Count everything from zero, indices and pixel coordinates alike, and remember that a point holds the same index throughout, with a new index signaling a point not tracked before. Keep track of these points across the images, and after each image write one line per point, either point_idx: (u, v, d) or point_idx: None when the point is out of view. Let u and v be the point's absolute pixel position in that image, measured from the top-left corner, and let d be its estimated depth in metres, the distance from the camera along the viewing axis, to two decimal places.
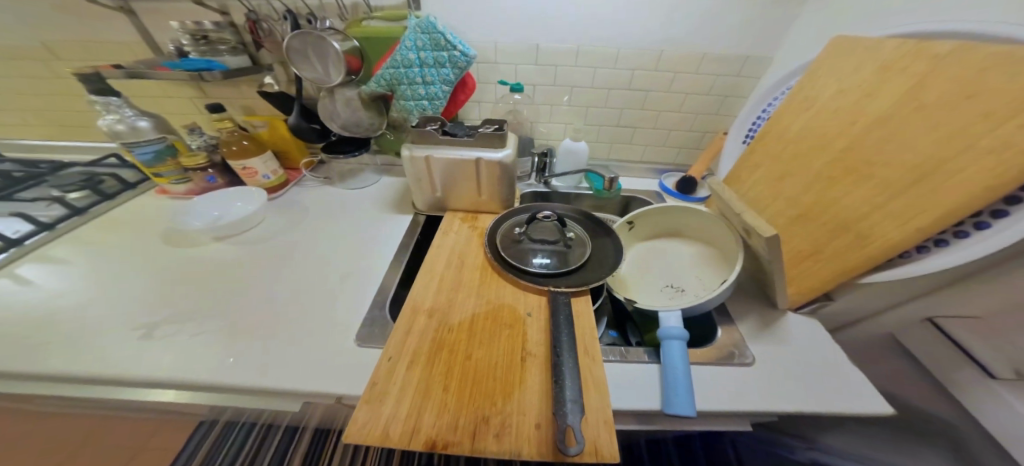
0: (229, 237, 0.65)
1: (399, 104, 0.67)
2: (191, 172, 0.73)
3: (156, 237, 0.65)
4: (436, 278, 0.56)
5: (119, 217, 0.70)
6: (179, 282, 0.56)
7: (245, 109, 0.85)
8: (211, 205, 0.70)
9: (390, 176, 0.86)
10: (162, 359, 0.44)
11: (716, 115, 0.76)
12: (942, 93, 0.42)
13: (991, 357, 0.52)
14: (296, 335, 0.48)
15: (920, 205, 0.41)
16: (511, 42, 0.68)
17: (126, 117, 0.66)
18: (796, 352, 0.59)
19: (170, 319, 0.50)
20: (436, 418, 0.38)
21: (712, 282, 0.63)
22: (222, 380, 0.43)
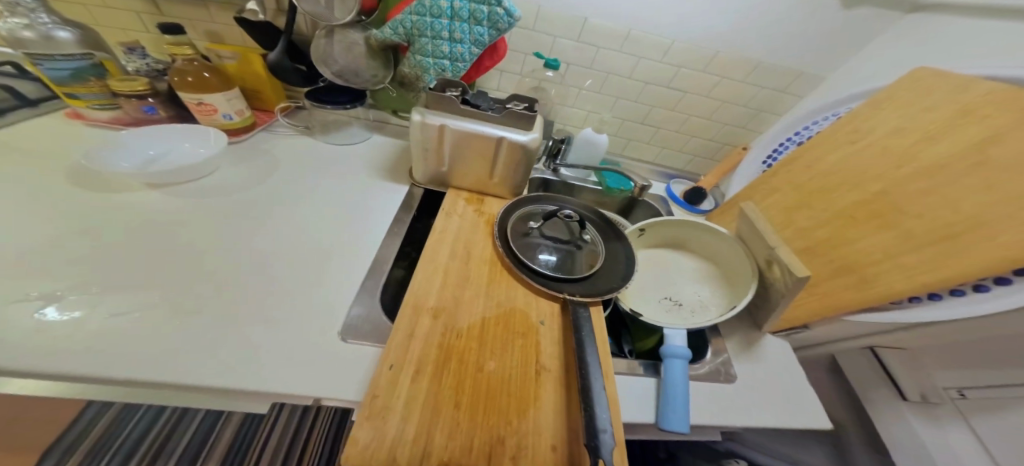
0: (172, 184, 0.52)
1: (413, 58, 0.57)
2: (120, 98, 0.55)
3: (65, 175, 0.49)
4: (440, 271, 0.49)
5: (10, 142, 0.52)
6: (94, 237, 0.43)
7: (211, 37, 0.67)
8: (148, 140, 0.55)
9: (382, 135, 0.72)
10: (65, 347, 0.33)
11: (744, 128, 0.74)
12: (1013, 152, 0.40)
13: (905, 382, 0.59)
14: (262, 325, 0.39)
15: (953, 260, 0.42)
16: (558, 9, 0.59)
17: (38, 23, 0.50)
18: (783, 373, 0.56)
19: (79, 289, 0.37)
20: (446, 439, 0.33)
21: (716, 302, 0.61)
22: (158, 381, 0.32)
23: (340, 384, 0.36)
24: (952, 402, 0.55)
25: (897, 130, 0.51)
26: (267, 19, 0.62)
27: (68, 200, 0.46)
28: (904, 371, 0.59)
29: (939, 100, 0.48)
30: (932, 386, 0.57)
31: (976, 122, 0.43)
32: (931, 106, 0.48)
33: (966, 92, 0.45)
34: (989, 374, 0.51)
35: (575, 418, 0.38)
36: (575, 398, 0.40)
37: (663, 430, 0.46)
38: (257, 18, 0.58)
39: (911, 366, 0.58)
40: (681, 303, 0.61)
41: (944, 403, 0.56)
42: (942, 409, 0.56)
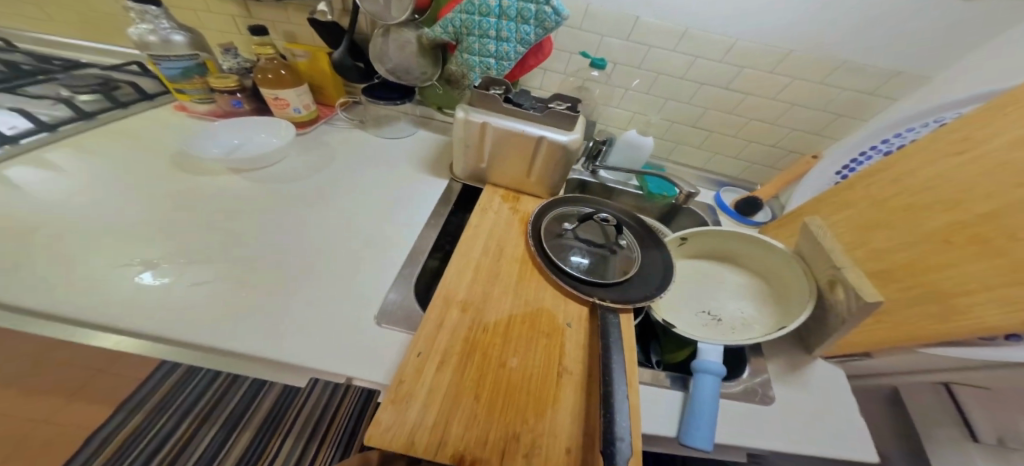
0: (249, 171, 0.59)
1: (461, 57, 0.59)
2: (216, 92, 0.65)
3: (171, 161, 0.59)
4: (472, 265, 0.50)
5: (133, 132, 0.63)
6: (185, 216, 0.50)
7: (287, 36, 0.75)
8: (234, 131, 0.63)
9: (427, 130, 0.76)
10: (161, 307, 0.39)
11: (815, 134, 0.66)
12: None
13: (980, 420, 0.54)
14: (310, 302, 0.43)
15: None
16: (607, 6, 0.57)
17: (160, 29, 0.60)
18: (843, 409, 0.49)
19: (171, 261, 0.44)
20: (464, 428, 0.35)
21: (761, 322, 0.56)
22: (224, 344, 0.38)
23: (374, 362, 0.39)
24: None
25: None
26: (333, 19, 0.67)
27: (172, 183, 0.55)
28: (980, 408, 0.54)
29: None
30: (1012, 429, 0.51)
31: None
32: None
33: None
34: None
35: (592, 424, 0.38)
36: (594, 404, 0.39)
37: (684, 445, 0.43)
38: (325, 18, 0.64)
39: (985, 406, 0.54)
40: (722, 320, 0.57)
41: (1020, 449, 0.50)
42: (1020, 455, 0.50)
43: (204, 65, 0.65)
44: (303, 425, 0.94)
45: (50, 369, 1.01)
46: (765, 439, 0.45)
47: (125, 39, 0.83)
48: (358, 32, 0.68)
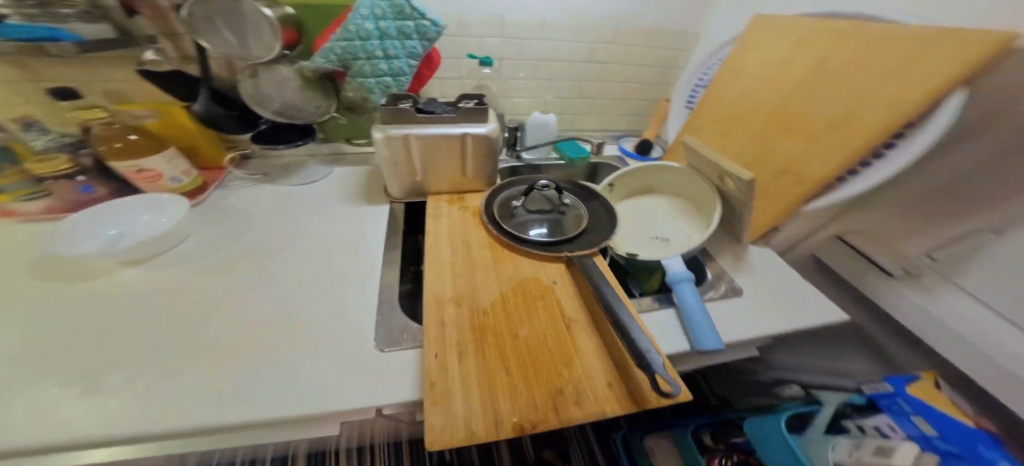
0: (147, 258, 0.48)
1: (354, 82, 0.59)
2: (47, 182, 0.51)
3: (21, 271, 0.45)
4: (448, 265, 0.50)
5: None
6: (69, 324, 0.39)
7: (120, 96, 0.63)
8: (108, 220, 0.51)
9: (344, 166, 0.72)
10: (85, 417, 0.30)
11: (660, 83, 0.86)
12: (848, 51, 0.52)
13: (884, 258, 0.63)
14: (288, 352, 0.38)
15: (837, 141, 0.51)
16: (476, 13, 0.65)
17: None
18: (782, 275, 0.61)
19: (69, 374, 0.33)
20: (512, 404, 0.35)
21: (694, 228, 0.66)
22: (198, 421, 0.30)
23: (394, 388, 0.37)
24: (929, 267, 0.57)
25: (773, 56, 0.63)
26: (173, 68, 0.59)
27: (34, 297, 0.42)
28: (876, 248, 0.65)
29: (799, 36, 0.60)
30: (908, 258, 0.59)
31: (820, 38, 0.56)
32: (794, 39, 0.60)
33: (798, 29, 0.60)
34: (944, 233, 0.54)
35: (617, 353, 0.41)
36: (611, 336, 0.43)
37: (701, 353, 0.48)
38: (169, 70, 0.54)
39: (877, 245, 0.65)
40: (668, 240, 0.66)
41: (926, 272, 0.58)
42: (927, 277, 0.58)
43: (11, 150, 0.52)
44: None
45: None
46: (749, 324, 0.53)
47: None
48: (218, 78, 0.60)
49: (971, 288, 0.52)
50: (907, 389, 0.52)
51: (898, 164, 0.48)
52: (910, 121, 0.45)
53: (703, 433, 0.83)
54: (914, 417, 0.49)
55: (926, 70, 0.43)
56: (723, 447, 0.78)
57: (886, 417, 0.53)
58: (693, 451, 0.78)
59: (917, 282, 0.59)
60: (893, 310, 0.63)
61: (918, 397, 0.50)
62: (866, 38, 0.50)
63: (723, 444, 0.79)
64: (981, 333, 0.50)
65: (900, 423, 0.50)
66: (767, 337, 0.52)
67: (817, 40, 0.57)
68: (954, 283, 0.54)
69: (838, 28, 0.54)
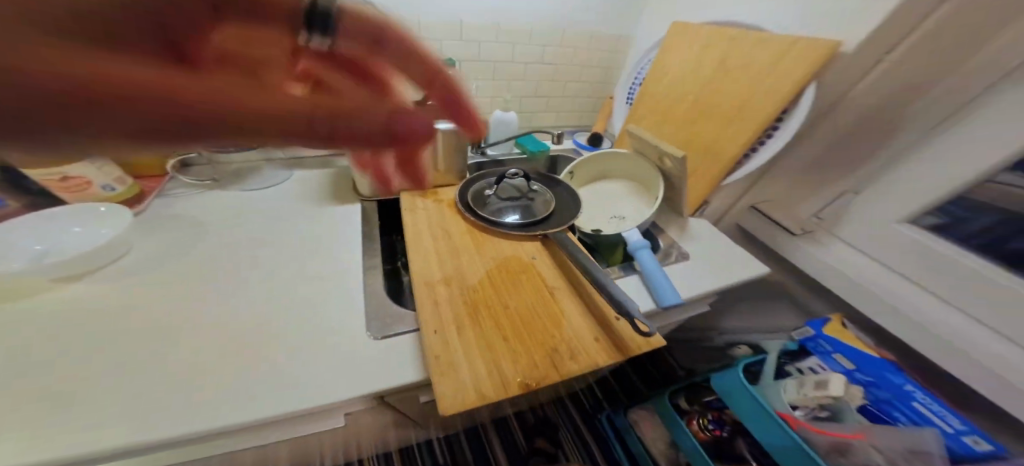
0: (89, 271, 0.45)
1: None
2: None
3: None
4: (432, 250, 0.52)
5: None
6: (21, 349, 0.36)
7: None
8: (34, 234, 0.47)
9: (304, 170, 0.69)
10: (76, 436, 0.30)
11: (603, 83, 0.97)
12: (742, 50, 0.64)
13: (787, 219, 0.75)
14: (278, 352, 0.39)
15: (741, 122, 0.63)
16: (435, 18, 0.70)
17: None
18: (717, 239, 0.71)
19: (43, 398, 0.32)
20: (514, 365, 0.39)
21: (645, 204, 0.75)
22: (200, 426, 0.32)
23: (390, 373, 0.39)
24: (818, 226, 0.72)
25: (685, 57, 0.74)
26: None
27: None
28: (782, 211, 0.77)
29: (701, 39, 0.72)
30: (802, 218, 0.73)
31: (722, 40, 0.68)
32: (700, 42, 0.72)
33: (696, 35, 0.73)
34: (826, 194, 0.69)
35: (599, 310, 0.46)
36: (591, 297, 0.48)
37: (663, 309, 0.56)
38: None
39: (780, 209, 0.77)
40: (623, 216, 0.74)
41: (816, 229, 0.73)
42: (818, 234, 0.72)
43: None
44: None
45: None
46: (696, 281, 0.61)
47: None
48: None
49: (853, 239, 0.67)
50: (825, 330, 0.65)
51: (784, 140, 0.61)
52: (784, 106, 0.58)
53: (677, 398, 0.87)
54: (835, 354, 0.61)
55: (794, 70, 0.56)
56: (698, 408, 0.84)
57: (814, 358, 0.63)
58: (675, 418, 0.80)
59: (810, 236, 0.73)
60: (799, 262, 0.74)
61: (833, 337, 0.63)
62: (756, 39, 0.62)
63: (698, 405, 0.84)
64: (859, 269, 0.65)
65: (825, 361, 0.61)
66: (711, 292, 0.61)
67: (719, 42, 0.69)
68: (839, 236, 0.69)
69: (733, 33, 0.67)
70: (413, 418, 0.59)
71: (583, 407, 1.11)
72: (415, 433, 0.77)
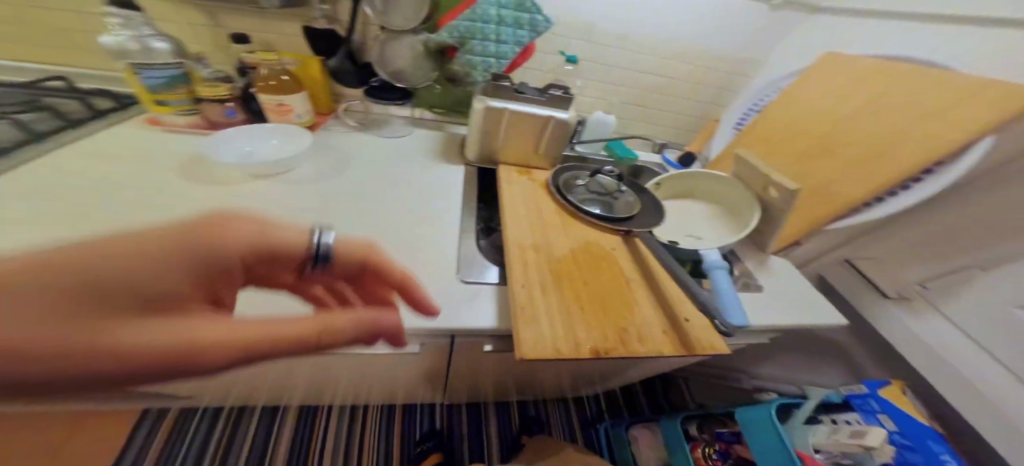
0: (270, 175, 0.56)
1: (463, 58, 0.68)
2: (206, 103, 0.59)
3: (177, 169, 0.53)
4: (526, 219, 0.58)
5: (109, 145, 0.55)
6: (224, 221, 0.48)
7: (265, 47, 0.68)
8: (242, 138, 0.59)
9: (425, 129, 0.77)
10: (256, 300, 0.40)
11: (713, 104, 0.96)
12: (902, 92, 0.61)
13: (885, 282, 0.69)
14: None
15: (888, 163, 0.58)
16: (575, 17, 0.76)
17: (141, 35, 0.54)
18: (797, 279, 0.68)
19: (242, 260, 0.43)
20: (591, 334, 0.42)
21: (727, 230, 0.72)
22: None
23: (476, 317, 0.46)
24: (919, 294, 0.65)
25: (832, 88, 0.72)
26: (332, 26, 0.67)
27: (190, 191, 0.50)
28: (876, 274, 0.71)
29: (860, 69, 0.69)
30: (904, 284, 0.66)
31: (885, 76, 0.64)
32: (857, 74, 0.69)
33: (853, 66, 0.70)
34: (940, 265, 0.61)
35: (670, 310, 0.48)
36: (664, 298, 0.50)
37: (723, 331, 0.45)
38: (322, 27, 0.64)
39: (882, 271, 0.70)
40: (700, 238, 0.70)
41: (915, 297, 0.65)
42: (916, 303, 0.66)
43: (189, 74, 0.58)
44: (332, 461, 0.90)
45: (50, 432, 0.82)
46: (768, 313, 0.59)
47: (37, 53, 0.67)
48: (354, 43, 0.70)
49: (955, 318, 0.60)
50: (879, 392, 0.60)
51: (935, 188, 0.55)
52: (937, 161, 0.54)
53: (687, 423, 0.83)
54: (880, 414, 0.58)
55: (961, 123, 0.51)
56: (707, 437, 0.80)
57: (855, 414, 0.61)
58: (677, 439, 0.78)
59: (905, 302, 0.68)
60: (881, 326, 0.71)
61: (886, 398, 0.59)
62: (923, 82, 0.59)
63: (706, 434, 0.80)
64: (961, 359, 0.58)
65: (865, 419, 0.59)
66: (777, 327, 0.58)
67: (875, 79, 0.66)
68: (941, 312, 0.62)
69: (896, 72, 0.63)
70: (449, 374, 0.65)
71: (583, 413, 1.11)
72: (429, 395, 0.82)
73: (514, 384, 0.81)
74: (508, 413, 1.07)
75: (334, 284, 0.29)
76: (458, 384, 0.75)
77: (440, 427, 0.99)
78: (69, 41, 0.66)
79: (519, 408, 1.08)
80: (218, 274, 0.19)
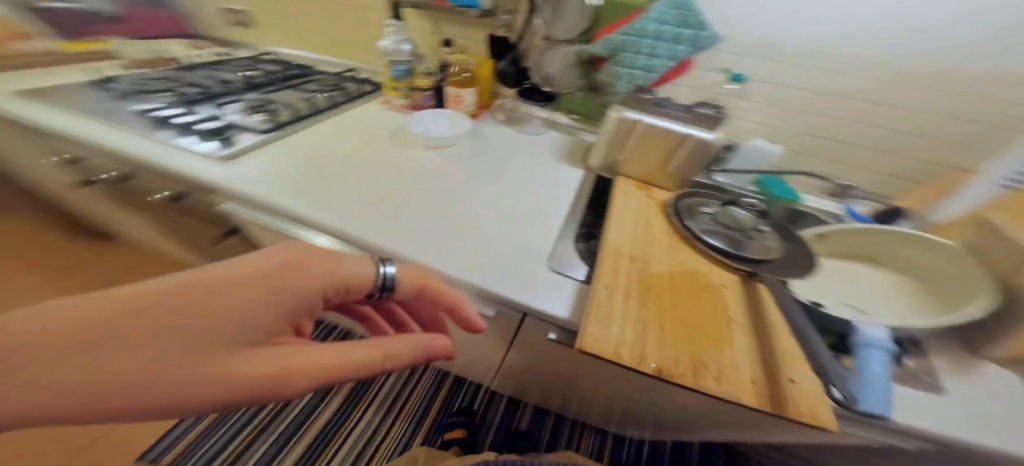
0: (442, 148, 0.73)
1: (611, 69, 0.71)
2: (416, 90, 0.82)
3: (387, 135, 0.76)
4: (628, 231, 0.56)
5: (355, 114, 0.82)
6: (399, 173, 0.65)
7: (461, 50, 0.88)
8: (429, 116, 0.76)
9: (557, 131, 0.84)
10: (396, 232, 0.53)
11: (972, 148, 0.65)
12: None
13: None
14: (492, 244, 0.53)
15: None
16: (757, 38, 0.70)
17: (397, 38, 0.79)
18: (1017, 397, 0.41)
19: (402, 203, 0.58)
20: (661, 352, 0.37)
21: (917, 315, 0.50)
22: (446, 262, 0.49)
23: (555, 303, 0.46)
24: None
25: None
26: (512, 37, 0.82)
27: (390, 151, 0.71)
28: None
29: None
30: None
31: None
32: None
33: None
34: None
35: (771, 363, 0.38)
36: (771, 351, 0.39)
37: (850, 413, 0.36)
38: (502, 36, 0.81)
39: None
40: (865, 313, 0.51)
41: None
42: None
43: (411, 69, 0.82)
44: (383, 401, 1.02)
45: None
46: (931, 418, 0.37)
47: (341, 53, 1.07)
48: (524, 47, 0.82)
49: None
50: None
51: None
52: None
53: None
54: None
55: None
56: None
57: None
58: None
59: None
60: None
61: None
62: None
63: None
64: None
65: None
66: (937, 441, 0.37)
67: None
68: None
69: None
70: (509, 357, 0.69)
71: (619, 454, 0.99)
72: (484, 371, 0.87)
73: (565, 395, 0.79)
74: (542, 418, 1.04)
75: (386, 309, 0.39)
76: (510, 371, 0.77)
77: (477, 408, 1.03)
78: (359, 48, 1.03)
79: (555, 420, 1.03)
80: (290, 314, 0.23)
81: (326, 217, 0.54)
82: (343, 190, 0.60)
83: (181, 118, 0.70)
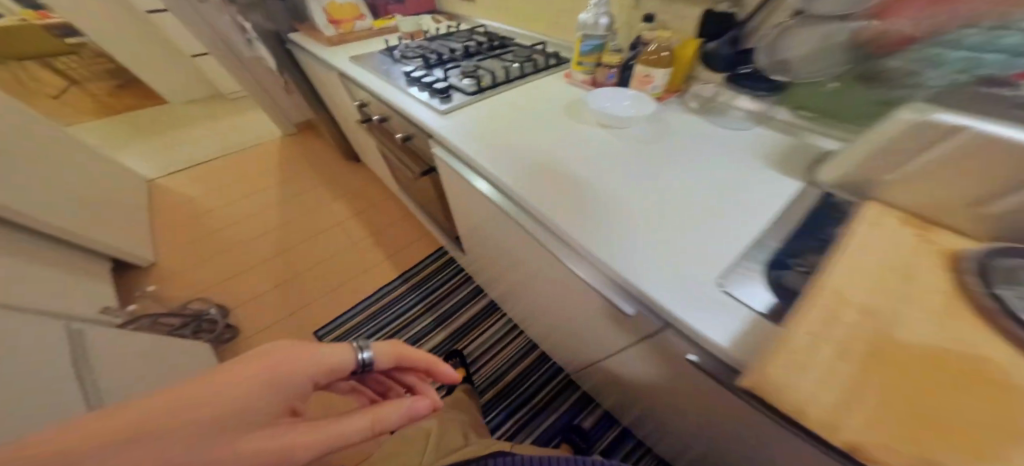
0: (617, 128, 0.71)
1: (921, 51, 0.44)
2: (602, 66, 0.81)
3: (565, 108, 0.79)
4: (868, 266, 0.35)
5: (538, 85, 0.88)
6: (567, 145, 0.68)
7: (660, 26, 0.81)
8: (615, 94, 0.75)
9: (767, 128, 0.68)
10: (552, 197, 0.56)
11: None
12: None
13: None
14: (646, 234, 0.49)
15: None
16: None
17: (597, 12, 0.79)
18: None
19: (565, 172, 0.61)
20: (866, 429, 0.25)
21: None
22: (593, 236, 0.49)
23: (715, 322, 0.38)
24: None
25: None
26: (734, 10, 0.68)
27: (565, 123, 0.74)
28: None
29: None
30: None
31: None
32: None
33: None
34: None
35: None
36: None
37: None
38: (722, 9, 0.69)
39: None
40: None
41: None
42: None
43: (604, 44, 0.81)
44: (481, 344, 1.23)
45: (419, 230, 1.61)
46: None
47: (539, 27, 1.14)
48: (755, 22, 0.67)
49: None
50: None
51: None
52: None
53: None
54: None
55: None
56: None
57: None
58: None
59: None
60: None
61: None
62: None
63: None
64: None
65: None
66: None
67: None
68: None
69: None
70: (610, 356, 0.67)
71: None
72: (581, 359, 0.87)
73: (659, 419, 0.72)
74: (609, 423, 1.05)
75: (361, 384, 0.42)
76: (609, 369, 0.74)
77: (553, 382, 1.13)
78: (556, 22, 1.07)
79: (621, 431, 1.03)
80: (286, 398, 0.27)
81: (494, 169, 0.63)
82: (513, 149, 0.67)
83: (417, 75, 0.91)
